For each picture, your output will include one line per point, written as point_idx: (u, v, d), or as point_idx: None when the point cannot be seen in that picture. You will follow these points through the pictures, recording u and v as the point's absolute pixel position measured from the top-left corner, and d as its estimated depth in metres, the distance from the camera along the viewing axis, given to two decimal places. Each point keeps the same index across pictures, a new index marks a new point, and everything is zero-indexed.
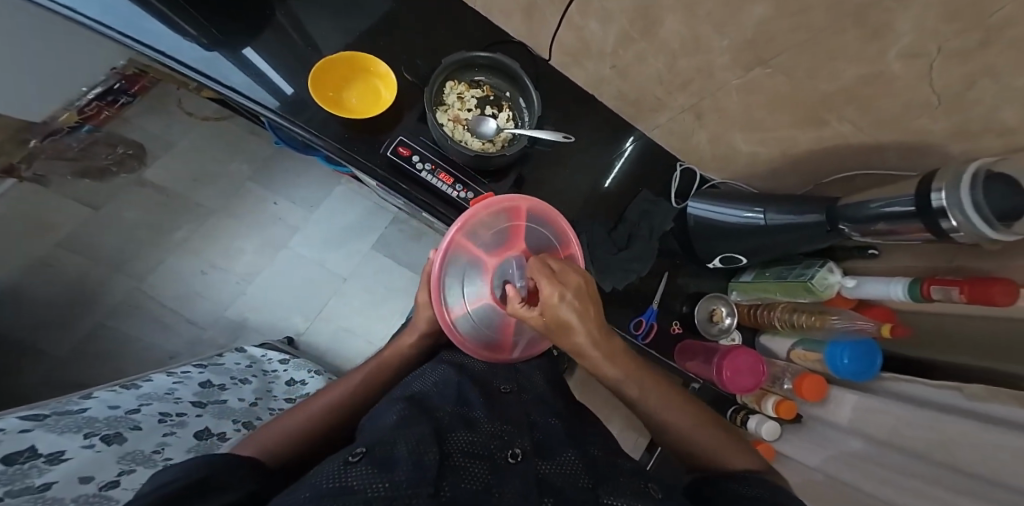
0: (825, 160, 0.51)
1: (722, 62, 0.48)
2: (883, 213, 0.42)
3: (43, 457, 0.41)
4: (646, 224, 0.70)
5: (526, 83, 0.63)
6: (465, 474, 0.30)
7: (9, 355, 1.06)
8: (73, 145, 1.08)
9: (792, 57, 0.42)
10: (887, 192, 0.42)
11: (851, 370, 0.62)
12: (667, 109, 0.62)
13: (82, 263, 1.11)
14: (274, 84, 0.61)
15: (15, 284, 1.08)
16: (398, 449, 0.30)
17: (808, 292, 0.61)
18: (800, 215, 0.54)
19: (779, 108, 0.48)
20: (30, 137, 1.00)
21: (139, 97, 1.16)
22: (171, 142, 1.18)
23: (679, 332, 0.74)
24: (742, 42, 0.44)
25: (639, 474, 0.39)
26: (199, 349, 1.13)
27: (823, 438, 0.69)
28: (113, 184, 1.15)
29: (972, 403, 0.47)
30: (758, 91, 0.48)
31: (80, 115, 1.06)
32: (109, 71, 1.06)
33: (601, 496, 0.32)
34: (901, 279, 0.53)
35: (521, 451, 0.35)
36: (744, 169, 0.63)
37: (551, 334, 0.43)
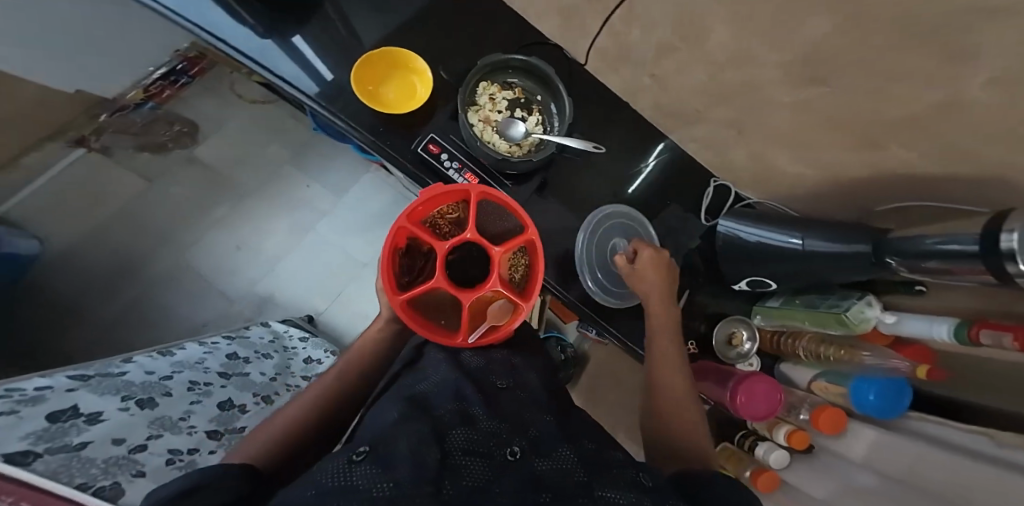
0: (871, 188, 0.49)
1: (773, 77, 0.46)
2: (937, 251, 0.39)
3: (83, 416, 0.43)
4: (671, 243, 0.70)
5: (559, 89, 0.63)
6: (465, 472, 0.31)
7: (59, 308, 1.14)
8: (137, 121, 1.15)
9: (849, 78, 0.39)
10: (951, 229, 0.39)
11: (877, 407, 0.61)
12: (706, 122, 0.60)
13: (133, 230, 1.18)
14: (317, 72, 0.63)
15: (70, 246, 1.15)
16: (399, 447, 0.32)
17: (840, 324, 0.57)
18: (845, 244, 0.51)
19: (829, 129, 0.46)
20: (101, 112, 1.10)
21: (196, 78, 1.20)
22: (221, 123, 1.23)
23: (694, 352, 0.73)
24: (795, 58, 0.42)
25: (631, 464, 0.39)
26: (228, 319, 1.19)
27: (831, 471, 0.67)
28: (167, 158, 1.21)
29: (998, 449, 0.45)
30: (808, 110, 0.46)
31: (145, 93, 1.13)
32: (172, 52, 1.14)
33: (594, 488, 0.33)
34: (948, 320, 0.50)
35: (519, 449, 0.36)
36: (783, 189, 0.60)
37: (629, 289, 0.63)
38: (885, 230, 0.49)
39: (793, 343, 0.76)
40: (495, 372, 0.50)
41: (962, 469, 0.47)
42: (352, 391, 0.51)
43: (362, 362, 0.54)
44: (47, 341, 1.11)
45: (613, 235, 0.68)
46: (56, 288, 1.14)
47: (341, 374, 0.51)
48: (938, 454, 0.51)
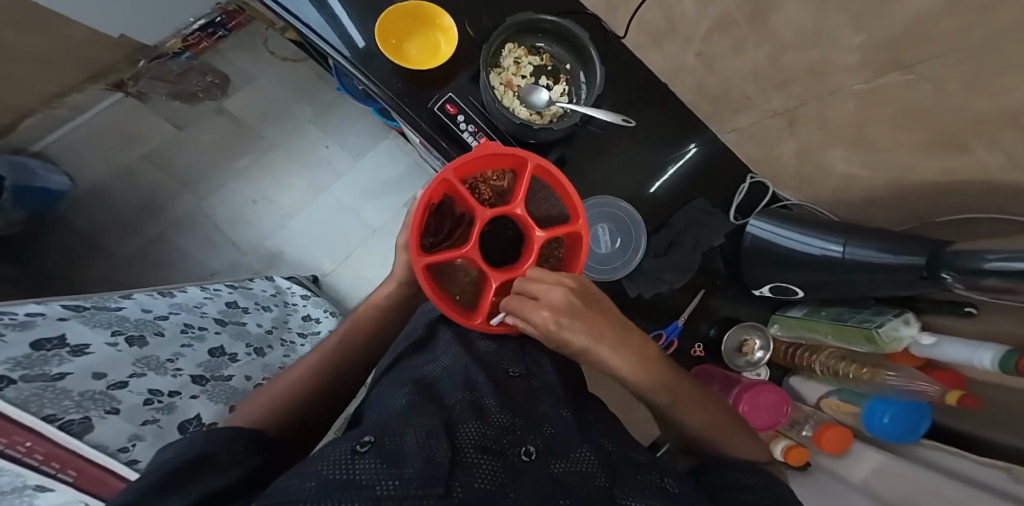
0: (936, 198, 0.43)
1: (845, 62, 0.39)
2: (1006, 269, 0.34)
3: (68, 347, 0.42)
4: (691, 236, 0.65)
5: (591, 58, 0.57)
6: (479, 472, 0.27)
7: (80, 241, 1.16)
8: (173, 70, 1.15)
9: (945, 67, 0.32)
10: (1015, 245, 0.34)
11: (886, 429, 0.57)
12: (754, 111, 0.54)
13: (157, 174, 1.19)
14: (345, 31, 0.59)
15: (96, 185, 1.17)
16: (408, 442, 0.27)
17: (867, 341, 0.53)
18: (895, 255, 0.45)
19: (901, 127, 0.40)
20: (141, 58, 1.09)
21: (233, 32, 1.19)
22: (252, 77, 1.22)
23: (700, 355, 0.69)
24: (878, 42, 0.35)
25: (654, 467, 0.36)
26: (237, 271, 1.19)
27: (822, 488, 0.60)
28: (196, 108, 1.21)
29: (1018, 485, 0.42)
30: (880, 104, 0.40)
31: (183, 43, 1.11)
32: (214, 6, 1.12)
33: (616, 497, 0.30)
34: (994, 347, 0.45)
35: (534, 449, 0.32)
36: (830, 193, 0.55)
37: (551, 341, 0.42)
38: (947, 241, 0.43)
39: (810, 357, 0.71)
40: (507, 358, 0.45)
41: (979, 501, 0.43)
42: (358, 352, 0.48)
43: (367, 327, 0.50)
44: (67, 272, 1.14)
45: (599, 222, 0.63)
46: (81, 224, 1.16)
47: (350, 330, 0.49)
48: (944, 481, 0.48)
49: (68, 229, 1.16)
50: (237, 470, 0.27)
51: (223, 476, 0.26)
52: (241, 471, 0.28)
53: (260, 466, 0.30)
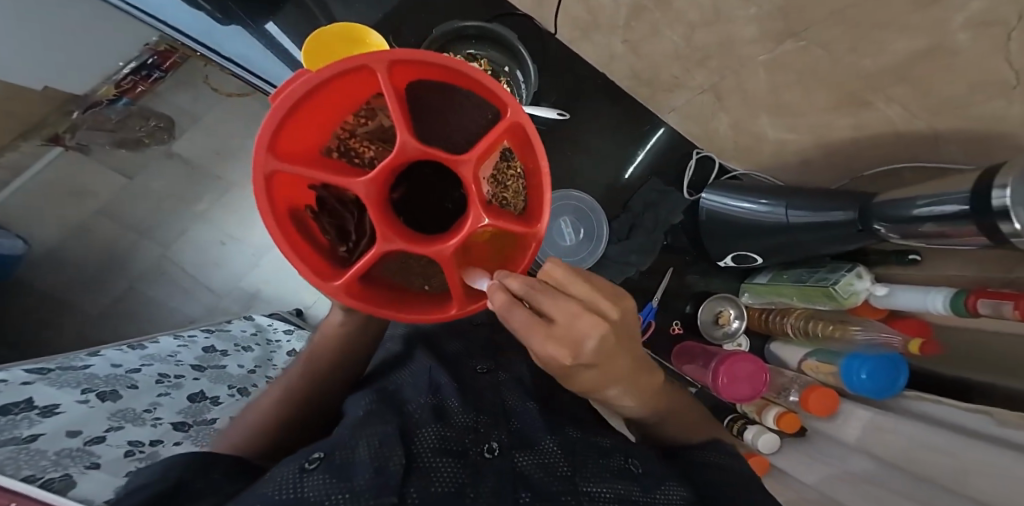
0: (865, 150, 0.45)
1: (746, 34, 0.43)
2: (929, 214, 0.37)
3: (36, 409, 0.42)
4: (650, 216, 0.68)
5: (524, 54, 0.59)
6: (437, 476, 0.30)
7: (50, 305, 1.17)
8: (111, 118, 1.14)
9: (828, 30, 0.37)
10: (933, 189, 0.38)
11: (872, 387, 0.59)
12: (684, 89, 0.56)
13: (116, 228, 1.19)
14: (288, 53, 0.65)
15: (56, 246, 1.18)
16: (360, 453, 0.30)
17: (829, 298, 0.55)
18: (830, 211, 0.48)
19: (811, 87, 0.43)
20: (74, 107, 1.10)
21: (171, 73, 1.18)
22: (198, 116, 1.21)
23: (680, 333, 0.72)
24: (772, 9, 0.39)
25: (618, 450, 0.38)
26: (215, 314, 1.19)
27: (829, 457, 0.69)
28: (146, 154, 1.20)
29: (999, 429, 0.47)
30: (787, 68, 0.43)
31: (117, 89, 1.12)
32: (143, 47, 1.12)
33: (577, 484, 0.33)
34: (944, 289, 0.48)
35: (497, 445, 0.35)
36: (770, 157, 0.57)
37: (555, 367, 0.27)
38: (873, 193, 0.47)
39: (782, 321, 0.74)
40: (474, 357, 0.51)
41: (960, 461, 0.48)
42: (337, 367, 0.46)
43: (336, 356, 0.46)
44: (43, 336, 1.15)
45: (562, 216, 0.65)
46: (53, 287, 1.17)
47: (313, 348, 0.47)
48: (928, 436, 0.54)
49: (34, 293, 1.17)
50: (217, 496, 0.29)
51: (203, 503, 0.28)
52: (222, 497, 0.29)
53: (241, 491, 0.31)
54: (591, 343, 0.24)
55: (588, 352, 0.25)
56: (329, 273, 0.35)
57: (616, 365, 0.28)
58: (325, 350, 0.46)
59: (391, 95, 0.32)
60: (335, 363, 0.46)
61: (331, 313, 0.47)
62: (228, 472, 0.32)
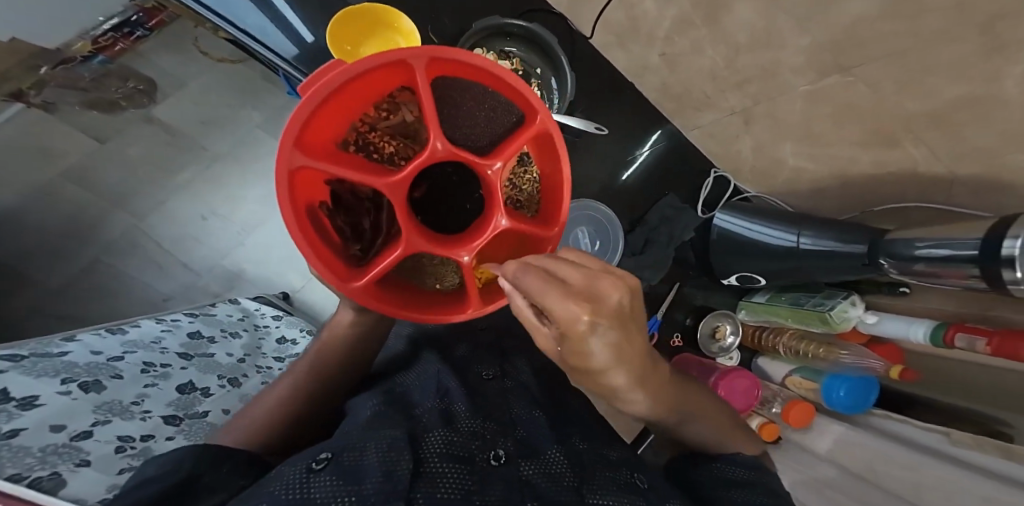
0: (886, 187, 0.48)
1: (793, 62, 0.44)
2: (929, 255, 0.40)
3: (14, 401, 0.38)
4: (665, 231, 0.67)
5: (561, 62, 0.57)
6: (443, 483, 0.29)
7: (5, 273, 1.09)
8: (85, 76, 1.07)
9: (881, 68, 0.38)
10: (938, 233, 0.40)
11: (846, 404, 0.64)
12: (715, 109, 0.57)
13: (83, 195, 1.12)
14: (293, 28, 0.61)
15: (14, 210, 1.10)
16: (368, 457, 0.30)
17: (822, 322, 0.59)
18: (844, 243, 0.51)
19: (845, 121, 0.45)
20: (41, 63, 1.00)
21: (155, 32, 1.13)
22: (183, 81, 1.16)
23: (678, 345, 0.75)
24: (827, 40, 0.40)
25: (624, 464, 0.41)
26: (193, 294, 1.15)
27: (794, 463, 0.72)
28: (122, 117, 1.13)
29: (963, 451, 0.51)
30: (827, 101, 0.45)
31: (94, 45, 1.05)
32: (128, 4, 1.05)
33: (585, 496, 0.32)
34: (926, 322, 0.52)
35: (504, 453, 0.35)
36: (786, 183, 0.59)
37: (565, 354, 0.27)
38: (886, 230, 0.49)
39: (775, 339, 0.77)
40: (483, 362, 0.52)
41: (925, 476, 0.53)
42: (342, 364, 0.46)
43: (343, 358, 0.46)
44: None
45: (578, 227, 0.64)
46: (7, 255, 1.09)
47: (324, 348, 0.46)
48: (892, 452, 0.59)
49: None
50: (224, 493, 0.29)
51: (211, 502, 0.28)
52: (231, 492, 0.29)
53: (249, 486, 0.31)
54: (608, 307, 0.24)
55: (606, 319, 0.24)
56: (346, 270, 0.37)
57: (629, 350, 0.28)
58: (331, 353, 0.46)
59: (425, 94, 0.35)
60: (344, 362, 0.46)
61: (341, 311, 0.47)
62: (239, 463, 0.32)
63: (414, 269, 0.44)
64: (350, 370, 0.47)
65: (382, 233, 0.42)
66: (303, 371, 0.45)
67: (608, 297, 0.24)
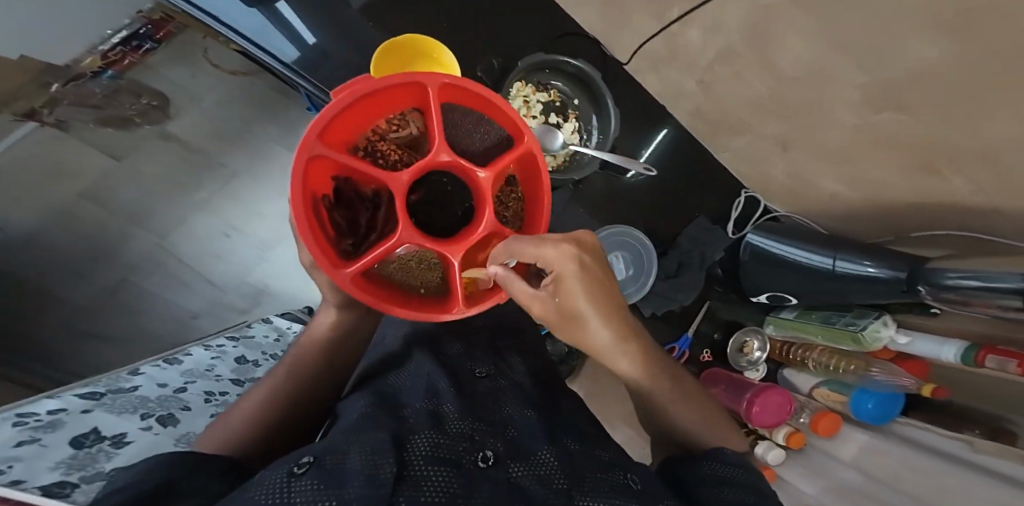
0: (921, 216, 0.50)
1: (847, 97, 0.43)
2: (959, 286, 0.44)
3: (107, 440, 0.41)
4: (696, 253, 0.71)
5: (607, 101, 0.60)
6: (428, 486, 0.29)
7: (32, 292, 1.11)
8: (96, 92, 1.06)
9: (928, 106, 0.37)
10: (971, 266, 0.44)
11: (872, 414, 0.68)
12: (750, 134, 0.59)
13: (104, 215, 1.13)
14: (294, 29, 0.58)
15: (37, 230, 1.11)
16: (352, 459, 0.30)
17: (853, 341, 0.62)
18: (885, 270, 0.53)
19: (889, 154, 0.45)
20: (52, 80, 0.98)
21: (163, 44, 1.10)
22: (196, 95, 1.14)
23: (709, 360, 0.80)
24: (882, 79, 0.38)
25: (618, 465, 0.41)
26: (219, 310, 1.18)
27: (821, 470, 0.76)
28: (137, 134, 1.13)
29: (981, 457, 0.56)
30: (875, 134, 0.44)
31: (103, 61, 1.02)
32: (135, 14, 1.02)
33: (573, 498, 0.33)
34: (957, 342, 0.54)
35: (491, 455, 0.36)
36: (818, 203, 0.61)
37: (561, 313, 0.35)
38: (926, 257, 0.52)
39: (804, 354, 0.80)
40: (473, 361, 0.54)
41: (947, 481, 0.57)
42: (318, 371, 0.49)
43: (321, 360, 0.50)
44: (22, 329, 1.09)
45: (613, 251, 0.66)
46: (36, 274, 1.11)
47: (299, 352, 0.49)
48: (916, 460, 0.63)
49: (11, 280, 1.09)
50: (206, 495, 0.30)
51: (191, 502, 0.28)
52: (209, 497, 0.30)
53: (227, 490, 0.32)
54: (579, 252, 0.34)
55: (582, 264, 0.34)
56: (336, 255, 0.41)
57: (606, 304, 0.36)
58: (311, 354, 0.49)
59: (434, 111, 0.42)
60: (322, 365, 0.50)
61: (321, 315, 0.50)
62: (219, 468, 0.33)
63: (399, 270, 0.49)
64: (330, 375, 0.51)
65: (374, 230, 0.47)
66: (281, 375, 0.47)
67: (577, 242, 0.34)
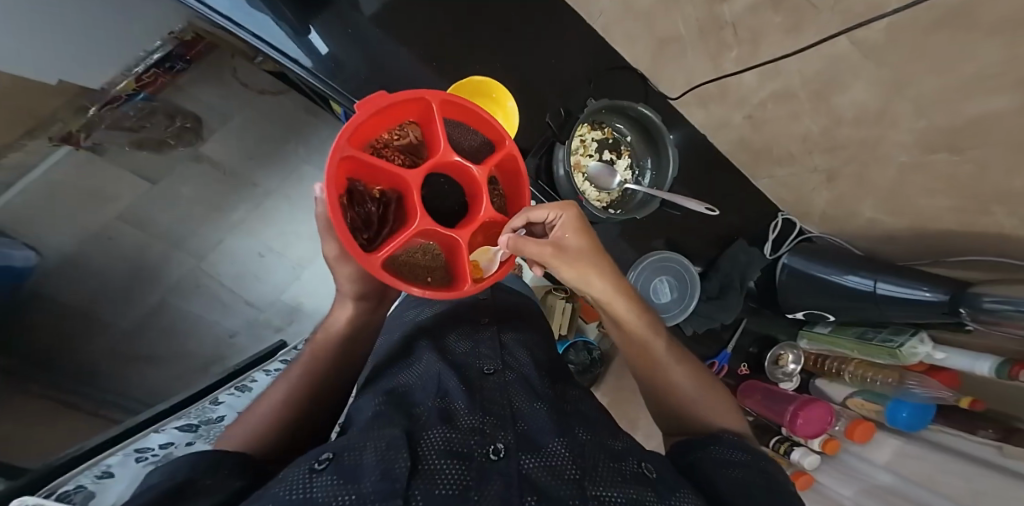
0: (958, 244, 0.55)
1: (899, 139, 0.47)
2: (995, 308, 0.49)
3: None
4: (734, 275, 0.77)
5: (666, 146, 0.70)
6: (441, 477, 0.29)
7: (67, 319, 1.07)
8: (129, 114, 1.01)
9: (987, 153, 0.40)
10: (1005, 291, 0.49)
11: (908, 422, 0.73)
12: (795, 165, 0.64)
13: (142, 238, 1.10)
14: (311, 44, 0.62)
15: (72, 256, 1.07)
16: (368, 456, 0.30)
17: (890, 355, 0.66)
18: (930, 291, 0.57)
19: (938, 191, 0.49)
20: (88, 103, 0.94)
21: (195, 62, 1.04)
22: (226, 115, 1.12)
23: (746, 373, 0.87)
24: (943, 126, 0.42)
25: (630, 453, 0.39)
26: (257, 329, 1.20)
27: (855, 473, 0.82)
28: (170, 157, 1.09)
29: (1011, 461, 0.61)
30: (926, 171, 0.48)
31: (137, 83, 0.97)
32: (166, 35, 0.92)
33: (587, 488, 0.31)
34: (991, 357, 0.59)
35: (503, 447, 0.34)
36: (858, 227, 0.66)
37: (570, 254, 0.47)
38: (965, 281, 0.56)
39: (839, 366, 0.86)
40: (481, 357, 0.51)
41: (981, 482, 0.63)
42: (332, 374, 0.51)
43: (331, 365, 0.51)
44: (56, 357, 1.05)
45: (659, 275, 0.75)
46: (71, 300, 1.08)
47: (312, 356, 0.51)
48: (950, 464, 0.69)
49: (43, 306, 1.05)
50: (221, 494, 0.30)
51: (207, 498, 0.28)
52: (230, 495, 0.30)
53: (244, 487, 0.32)
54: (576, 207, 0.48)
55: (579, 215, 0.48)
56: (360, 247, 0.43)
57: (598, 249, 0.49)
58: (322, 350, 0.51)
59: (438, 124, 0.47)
60: (333, 367, 0.51)
61: (336, 311, 0.53)
62: (236, 464, 0.33)
63: (411, 266, 0.50)
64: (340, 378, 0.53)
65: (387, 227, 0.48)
66: (298, 374, 0.49)
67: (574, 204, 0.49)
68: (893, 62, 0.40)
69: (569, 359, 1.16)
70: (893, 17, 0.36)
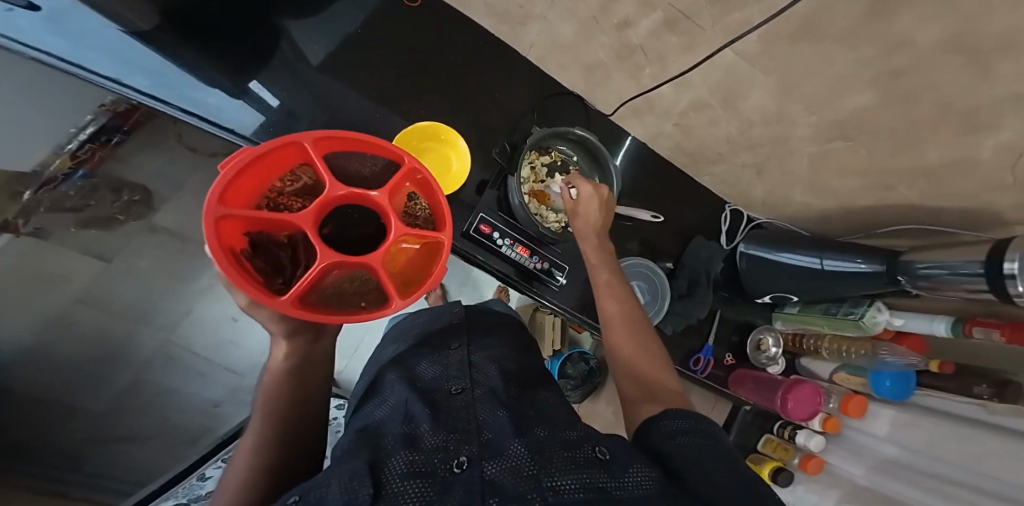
0: (882, 218, 0.57)
1: (802, 134, 0.50)
2: (928, 272, 0.51)
3: None
4: (702, 271, 0.80)
5: (608, 166, 0.73)
6: (406, 496, 0.28)
7: None
8: (69, 194, 0.97)
9: (876, 139, 0.44)
10: (933, 256, 0.51)
11: (892, 391, 0.76)
12: (727, 163, 0.66)
13: (102, 317, 1.06)
14: (261, 98, 0.63)
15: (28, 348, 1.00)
16: (331, 490, 0.28)
17: (855, 327, 0.68)
18: (866, 264, 0.59)
19: (847, 174, 0.52)
20: (23, 188, 0.90)
21: (133, 133, 1.01)
22: (178, 182, 1.08)
23: (732, 362, 0.88)
24: (831, 119, 0.45)
25: (586, 441, 0.38)
26: (242, 395, 1.18)
27: (860, 446, 0.87)
28: (121, 233, 1.06)
29: (996, 417, 0.63)
30: (832, 158, 0.51)
31: (73, 161, 0.94)
32: (98, 109, 0.86)
33: (545, 480, 0.31)
34: (944, 318, 0.61)
35: (467, 459, 0.34)
36: (795, 212, 0.69)
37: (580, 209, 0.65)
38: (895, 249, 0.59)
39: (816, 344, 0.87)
40: (450, 379, 0.51)
41: (980, 444, 0.65)
42: None
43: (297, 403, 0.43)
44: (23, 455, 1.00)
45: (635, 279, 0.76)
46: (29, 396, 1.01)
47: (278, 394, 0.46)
48: (948, 428, 0.71)
49: None
50: None
51: None
52: None
53: None
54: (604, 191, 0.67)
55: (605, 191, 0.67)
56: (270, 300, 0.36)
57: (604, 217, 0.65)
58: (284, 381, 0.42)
59: (320, 165, 0.41)
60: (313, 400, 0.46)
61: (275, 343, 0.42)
62: None
63: (336, 305, 0.40)
64: None
65: (301, 268, 0.39)
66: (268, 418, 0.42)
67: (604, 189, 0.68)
68: (773, 69, 0.43)
69: (568, 373, 1.15)
70: (759, 31, 0.39)
